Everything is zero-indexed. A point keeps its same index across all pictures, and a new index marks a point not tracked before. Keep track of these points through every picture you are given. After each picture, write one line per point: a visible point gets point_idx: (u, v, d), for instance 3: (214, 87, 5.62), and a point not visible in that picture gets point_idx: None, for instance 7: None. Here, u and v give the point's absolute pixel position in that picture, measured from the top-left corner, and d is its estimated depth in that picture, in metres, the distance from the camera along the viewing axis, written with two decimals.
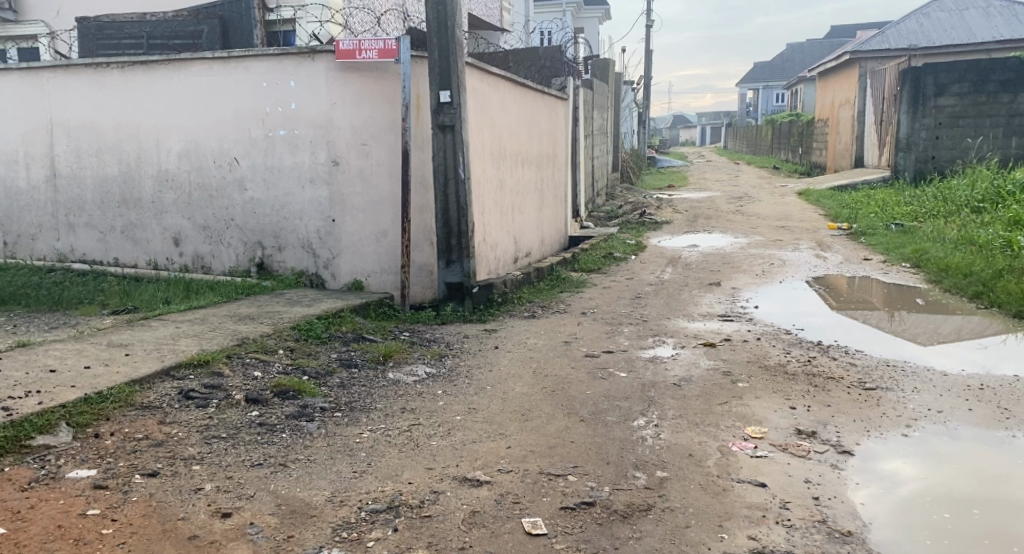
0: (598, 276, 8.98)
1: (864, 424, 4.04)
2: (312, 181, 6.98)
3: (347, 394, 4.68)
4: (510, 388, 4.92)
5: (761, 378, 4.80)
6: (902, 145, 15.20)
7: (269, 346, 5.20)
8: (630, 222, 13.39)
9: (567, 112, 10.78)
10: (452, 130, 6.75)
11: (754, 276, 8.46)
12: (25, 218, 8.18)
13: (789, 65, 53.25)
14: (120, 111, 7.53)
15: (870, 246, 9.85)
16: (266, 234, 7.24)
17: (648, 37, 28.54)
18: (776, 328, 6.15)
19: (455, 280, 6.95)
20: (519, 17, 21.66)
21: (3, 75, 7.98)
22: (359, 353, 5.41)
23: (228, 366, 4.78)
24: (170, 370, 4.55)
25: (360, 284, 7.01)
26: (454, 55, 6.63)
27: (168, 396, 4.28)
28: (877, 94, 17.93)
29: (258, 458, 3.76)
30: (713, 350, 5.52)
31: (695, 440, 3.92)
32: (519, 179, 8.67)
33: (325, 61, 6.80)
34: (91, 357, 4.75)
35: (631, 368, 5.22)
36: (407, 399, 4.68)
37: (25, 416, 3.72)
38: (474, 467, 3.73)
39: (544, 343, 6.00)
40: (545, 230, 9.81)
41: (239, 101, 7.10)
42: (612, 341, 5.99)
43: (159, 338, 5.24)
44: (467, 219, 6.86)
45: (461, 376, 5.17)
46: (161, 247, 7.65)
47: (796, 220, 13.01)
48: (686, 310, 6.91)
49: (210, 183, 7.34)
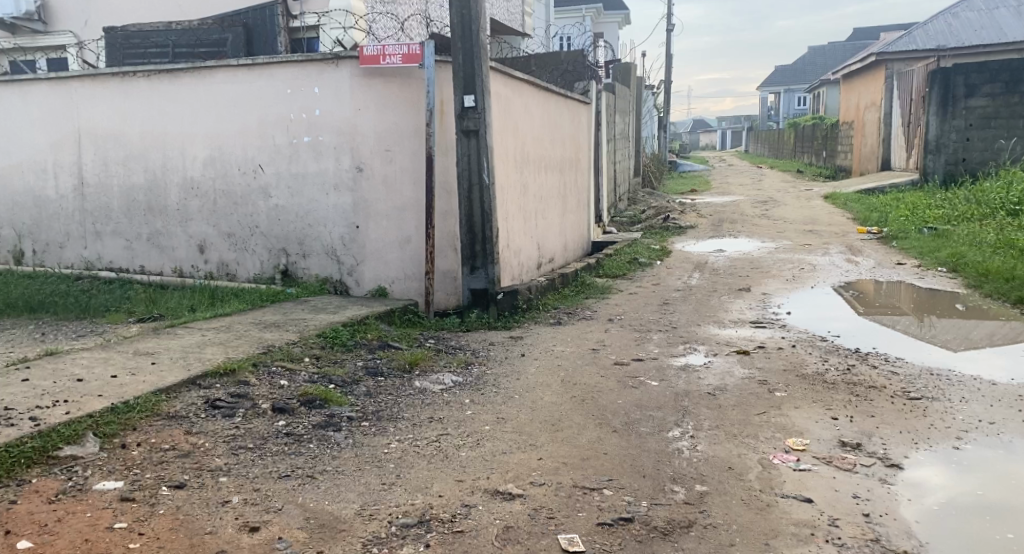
0: (624, 281, 8.86)
1: (911, 435, 3.89)
2: (336, 188, 6.92)
3: (374, 403, 4.59)
4: (538, 397, 4.81)
5: (798, 388, 4.66)
6: (931, 147, 15.05)
7: (295, 353, 5.14)
8: (654, 227, 13.25)
9: (589, 116, 10.68)
10: (476, 134, 6.66)
11: (785, 281, 8.30)
12: (53, 226, 8.19)
13: (812, 68, 52.81)
14: (147, 119, 7.52)
15: (903, 249, 9.67)
16: (290, 241, 7.19)
17: (670, 41, 28.33)
18: (811, 335, 6.00)
19: (480, 286, 6.85)
20: (540, 22, 21.60)
21: (33, 85, 8.01)
22: (386, 361, 5.33)
23: (254, 375, 4.71)
24: (197, 379, 4.50)
25: (384, 291, 6.93)
26: (479, 59, 6.57)
27: (194, 405, 4.22)
28: (904, 96, 17.67)
29: (285, 469, 3.67)
30: (748, 358, 5.39)
31: (734, 452, 3.80)
32: (542, 185, 8.56)
33: (349, 67, 6.74)
34: (118, 366, 4.70)
35: (663, 377, 5.10)
36: (435, 408, 4.59)
37: (53, 426, 3.67)
38: (505, 480, 3.62)
39: (572, 351, 5.88)
40: (569, 235, 9.70)
41: (263, 109, 7.06)
42: (641, 348, 5.87)
43: (185, 347, 5.18)
44: (492, 224, 6.77)
45: (489, 385, 5.06)
46: (186, 255, 7.63)
47: (823, 224, 12.81)
48: (716, 317, 6.77)
49: (235, 190, 7.30)
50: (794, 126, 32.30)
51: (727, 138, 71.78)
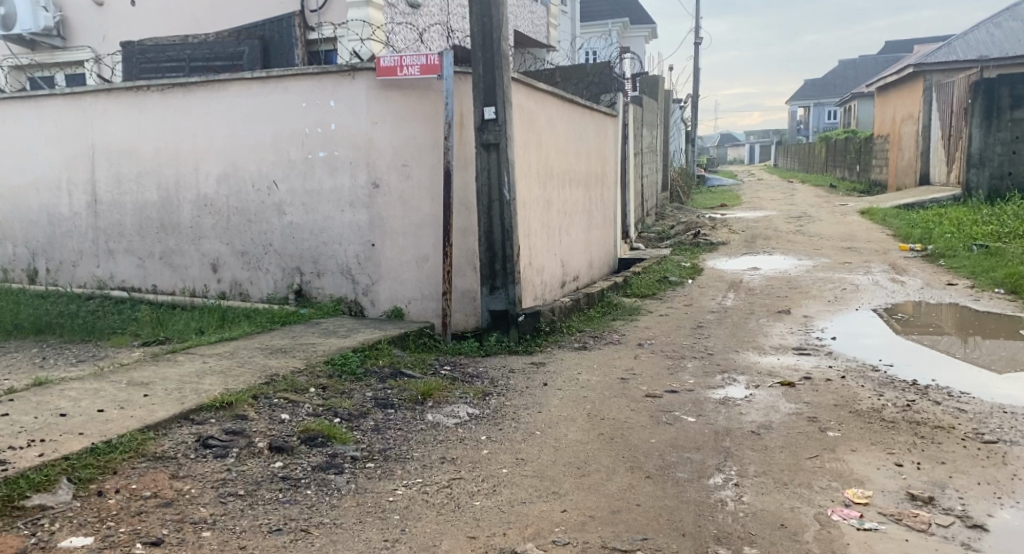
0: (654, 302, 8.39)
1: (991, 488, 3.41)
2: (352, 204, 6.56)
3: (382, 440, 4.19)
4: (561, 434, 4.38)
5: (853, 427, 4.19)
6: (975, 161, 14.70)
7: (300, 383, 4.75)
8: (683, 244, 12.75)
9: (616, 129, 10.26)
10: (497, 148, 6.28)
11: (827, 303, 7.81)
12: (67, 244, 7.91)
13: (843, 81, 52.05)
14: (161, 135, 7.22)
15: (952, 268, 9.16)
16: (305, 260, 6.83)
17: (698, 54, 27.79)
18: (860, 364, 5.50)
19: (500, 307, 6.43)
20: (567, 35, 21.16)
21: (46, 100, 7.74)
22: (397, 392, 4.91)
23: (253, 409, 4.32)
24: (189, 413, 4.12)
25: (400, 312, 6.54)
26: (500, 69, 6.19)
27: (184, 444, 3.83)
28: (944, 108, 17.09)
29: (277, 522, 3.28)
30: (794, 391, 4.91)
31: (786, 506, 3.36)
32: (566, 200, 8.14)
33: (366, 78, 6.39)
34: (107, 399, 4.29)
35: (701, 412, 4.65)
36: (448, 446, 4.17)
37: (21, 472, 3.30)
38: (524, 538, 3.23)
39: (598, 380, 5.44)
40: (594, 252, 9.26)
41: (278, 123, 6.72)
42: (674, 379, 5.40)
43: (183, 376, 4.78)
44: (513, 242, 6.36)
45: (508, 420, 4.63)
46: (199, 273, 7.29)
47: (862, 241, 12.28)
48: (755, 343, 6.30)
49: (248, 207, 6.97)
50: (826, 140, 31.67)
51: (755, 153, 71.01)
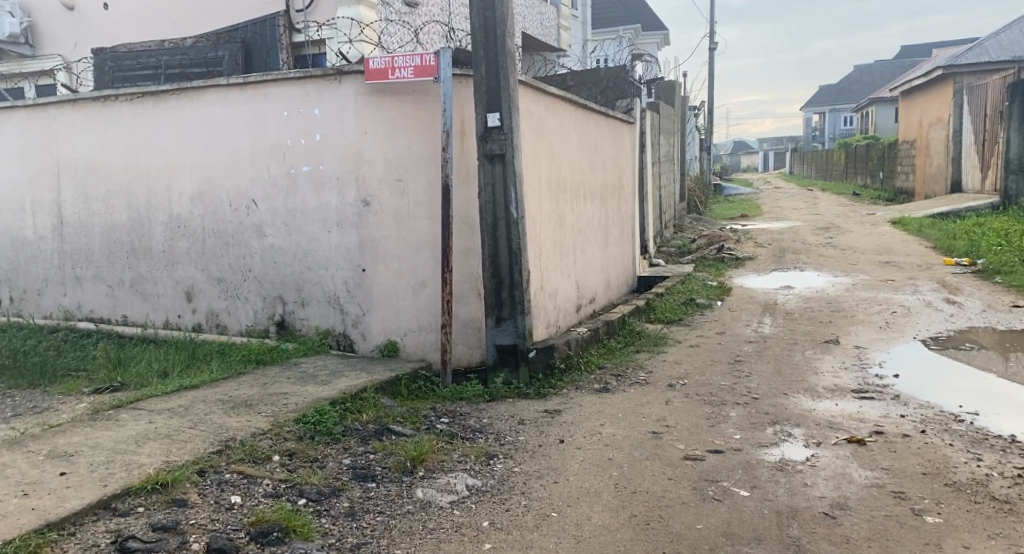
0: (681, 329, 7.46)
1: None
2: (340, 224, 5.70)
3: (357, 530, 3.32)
4: (584, 517, 3.48)
5: (956, 510, 3.34)
6: (1014, 166, 13.93)
7: (260, 451, 3.88)
8: (705, 259, 11.81)
9: (633, 137, 9.39)
10: (503, 160, 5.40)
11: (878, 330, 6.89)
12: (31, 270, 7.07)
13: (857, 86, 51.08)
14: (130, 150, 6.40)
15: (1012, 286, 8.28)
16: (287, 288, 5.97)
17: (712, 59, 26.88)
18: (938, 413, 4.60)
19: (508, 342, 5.51)
20: (577, 40, 20.27)
21: (7, 113, 6.93)
22: (381, 458, 4.03)
23: (197, 489, 3.44)
24: (110, 501, 3.23)
25: (394, 347, 5.66)
26: (505, 69, 5.32)
27: (94, 550, 2.95)
28: (976, 111, 16.19)
29: None
30: (866, 454, 4.01)
31: None
32: (581, 216, 7.25)
33: (354, 83, 5.55)
34: (11, 481, 3.38)
35: (755, 484, 3.73)
36: (440, 538, 3.29)
37: None
38: None
39: (626, 435, 4.53)
40: (611, 271, 8.35)
41: (257, 134, 5.89)
42: (716, 433, 4.48)
43: (118, 443, 3.88)
44: (522, 266, 5.46)
45: (516, 495, 3.73)
46: (173, 303, 6.44)
47: (900, 255, 11.35)
48: (805, 383, 5.38)
49: (225, 229, 6.12)
50: (844, 147, 30.74)
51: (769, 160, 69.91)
